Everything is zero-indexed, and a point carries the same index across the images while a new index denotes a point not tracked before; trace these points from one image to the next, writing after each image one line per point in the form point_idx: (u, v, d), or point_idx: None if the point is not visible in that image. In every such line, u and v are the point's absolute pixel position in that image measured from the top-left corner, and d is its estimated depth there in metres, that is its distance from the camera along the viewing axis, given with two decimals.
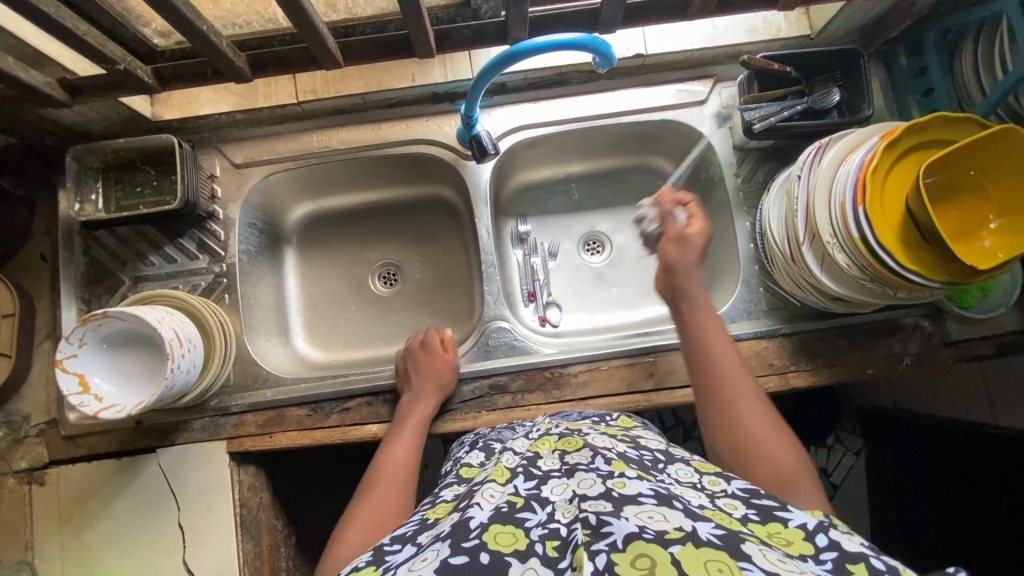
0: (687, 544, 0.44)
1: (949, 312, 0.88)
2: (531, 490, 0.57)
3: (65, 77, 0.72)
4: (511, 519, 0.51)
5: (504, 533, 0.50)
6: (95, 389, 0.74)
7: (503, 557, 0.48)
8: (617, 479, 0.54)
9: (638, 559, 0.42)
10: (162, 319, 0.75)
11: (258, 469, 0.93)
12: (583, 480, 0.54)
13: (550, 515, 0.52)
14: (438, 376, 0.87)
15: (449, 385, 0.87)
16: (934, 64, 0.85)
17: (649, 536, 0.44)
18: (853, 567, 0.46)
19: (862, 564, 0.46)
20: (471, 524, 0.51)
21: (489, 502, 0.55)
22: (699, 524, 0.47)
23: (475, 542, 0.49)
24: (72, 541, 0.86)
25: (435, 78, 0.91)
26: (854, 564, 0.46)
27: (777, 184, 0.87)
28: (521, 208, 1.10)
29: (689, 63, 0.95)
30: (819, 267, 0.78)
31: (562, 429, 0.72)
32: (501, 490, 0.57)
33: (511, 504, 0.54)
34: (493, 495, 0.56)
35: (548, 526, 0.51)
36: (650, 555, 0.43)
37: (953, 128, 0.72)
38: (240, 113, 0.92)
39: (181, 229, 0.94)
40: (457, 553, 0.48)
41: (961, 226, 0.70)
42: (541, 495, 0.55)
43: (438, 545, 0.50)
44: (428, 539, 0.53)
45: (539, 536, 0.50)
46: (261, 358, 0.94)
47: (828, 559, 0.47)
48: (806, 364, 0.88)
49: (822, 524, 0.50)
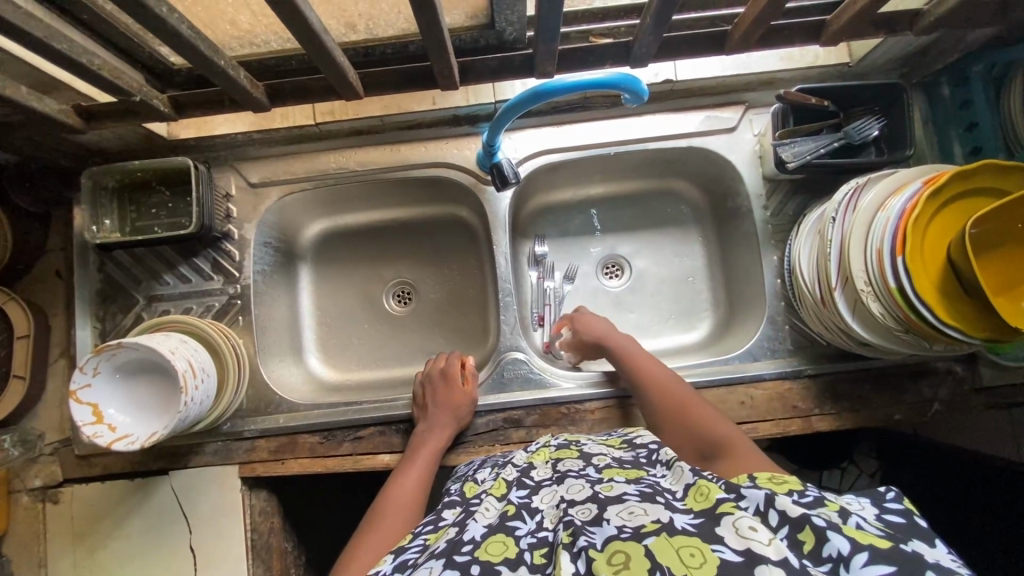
0: (662, 534, 0.47)
1: (982, 357, 0.85)
2: (523, 499, 0.60)
3: (80, 105, 0.70)
4: (504, 529, 0.54)
5: (495, 543, 0.53)
6: (109, 419, 0.73)
7: (494, 566, 0.50)
8: (604, 484, 0.57)
9: (615, 556, 0.45)
10: (177, 349, 0.75)
11: (270, 493, 0.92)
12: (572, 486, 0.58)
13: (540, 524, 0.55)
14: (456, 403, 0.85)
15: (465, 416, 0.86)
16: (980, 99, 0.81)
17: (626, 535, 0.47)
18: (803, 535, 0.46)
19: (808, 528, 0.46)
20: (464, 540, 0.54)
21: (484, 519, 0.57)
22: (676, 515, 0.50)
23: (468, 556, 0.51)
24: (84, 561, 0.86)
25: (457, 102, 0.89)
26: (803, 532, 0.46)
27: (809, 222, 0.84)
28: (539, 229, 1.07)
29: (719, 88, 0.92)
30: (851, 313, 0.75)
31: (561, 441, 0.75)
32: (497, 503, 0.60)
33: (503, 514, 0.57)
34: (488, 510, 0.59)
35: (537, 535, 0.53)
36: (626, 551, 0.45)
37: (1002, 177, 0.69)
38: (256, 133, 0.91)
39: (195, 249, 0.93)
40: (451, 568, 0.50)
41: (1006, 280, 0.67)
42: (533, 504, 0.59)
43: (432, 563, 0.51)
44: (422, 558, 0.54)
45: (528, 545, 0.52)
46: (274, 381, 0.94)
47: (781, 536, 0.46)
48: (831, 407, 0.86)
49: (770, 497, 0.49)
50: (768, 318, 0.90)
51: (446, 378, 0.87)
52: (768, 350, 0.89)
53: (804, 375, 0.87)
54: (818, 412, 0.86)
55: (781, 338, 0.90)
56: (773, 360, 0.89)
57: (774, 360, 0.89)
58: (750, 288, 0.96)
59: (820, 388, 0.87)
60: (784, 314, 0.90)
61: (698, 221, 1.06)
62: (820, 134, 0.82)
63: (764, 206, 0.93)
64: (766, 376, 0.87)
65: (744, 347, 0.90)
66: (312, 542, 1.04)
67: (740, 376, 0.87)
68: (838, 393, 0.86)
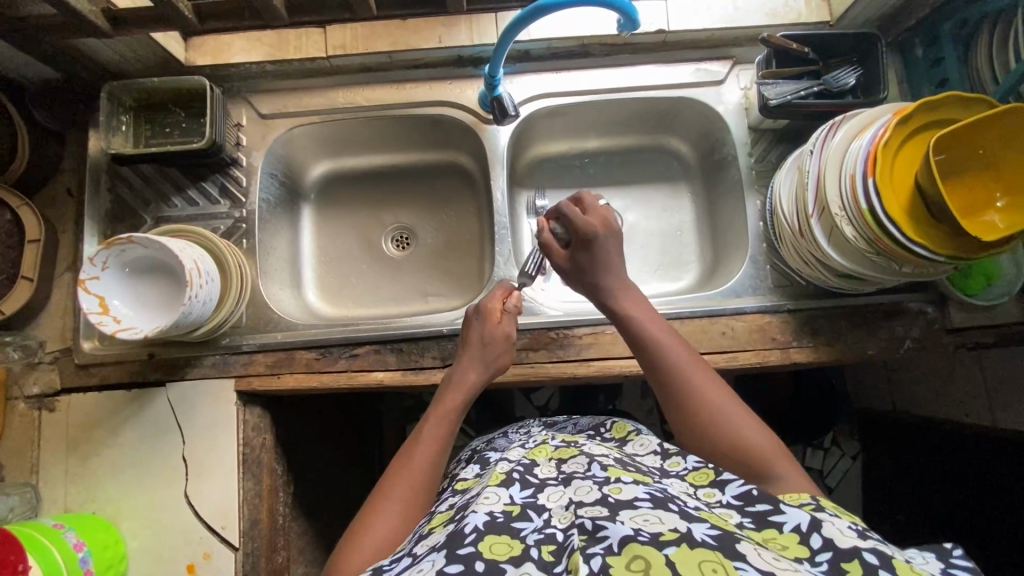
0: (682, 545, 0.47)
1: (952, 299, 0.90)
2: (528, 497, 0.60)
3: (107, 8, 0.77)
4: (508, 529, 0.54)
5: (498, 543, 0.52)
6: (114, 311, 0.77)
7: (499, 565, 0.50)
8: (613, 485, 0.57)
9: (633, 561, 0.46)
10: (184, 249, 0.77)
11: (264, 412, 0.94)
12: (579, 488, 0.58)
13: (547, 521, 0.55)
14: (494, 353, 0.80)
15: (497, 362, 0.80)
16: (950, 54, 0.88)
17: (643, 539, 0.47)
18: (848, 566, 0.49)
19: (856, 561, 0.49)
20: (466, 530, 0.53)
21: (485, 507, 0.57)
22: (694, 525, 0.50)
23: (472, 549, 0.51)
24: (76, 468, 0.88)
25: (462, 41, 0.94)
26: (849, 561, 0.49)
27: (789, 161, 0.89)
28: (537, 180, 1.12)
29: (708, 42, 0.98)
30: (827, 240, 0.80)
31: (558, 439, 0.74)
32: (499, 493, 0.60)
33: (507, 513, 0.56)
34: (489, 498, 0.59)
35: (544, 531, 0.54)
36: (644, 556, 0.46)
37: (963, 111, 0.74)
38: (271, 64, 0.95)
39: (204, 174, 0.96)
40: (453, 562, 0.50)
41: (970, 202, 0.72)
42: (538, 502, 0.59)
43: (433, 556, 0.52)
44: (422, 551, 0.55)
45: (534, 541, 0.52)
46: (272, 303, 0.96)
47: (823, 560, 0.50)
48: (809, 340, 0.90)
49: (815, 523, 0.53)
50: (751, 258, 0.95)
51: (493, 330, 0.81)
52: (750, 287, 0.93)
53: (784, 310, 0.91)
54: (797, 344, 0.90)
55: (763, 277, 0.94)
56: (755, 297, 0.93)
57: (756, 297, 0.93)
58: (733, 234, 1.01)
59: (800, 323, 0.91)
60: (766, 254, 0.94)
61: (688, 178, 1.11)
62: (801, 80, 0.88)
63: (749, 153, 0.98)
64: (748, 310, 0.91)
65: (727, 285, 0.94)
66: (306, 474, 1.06)
67: (721, 309, 0.91)
68: (816, 328, 0.90)
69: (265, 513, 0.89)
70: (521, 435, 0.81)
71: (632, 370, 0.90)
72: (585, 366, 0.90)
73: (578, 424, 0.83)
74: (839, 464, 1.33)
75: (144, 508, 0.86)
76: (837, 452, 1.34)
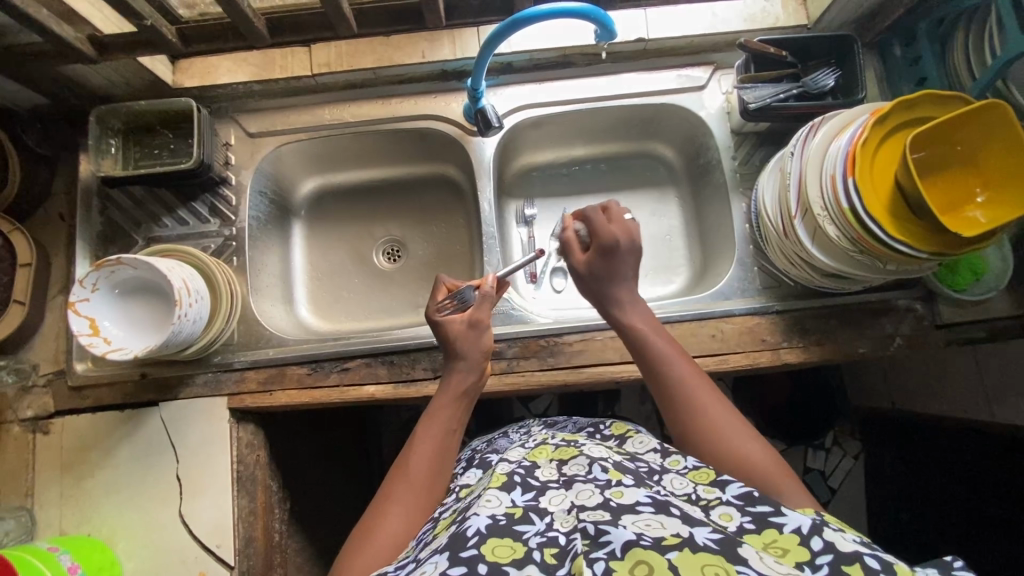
0: (684, 549, 0.47)
1: (941, 295, 0.90)
2: (529, 501, 0.59)
3: (95, 35, 0.79)
4: (510, 533, 0.53)
5: (501, 546, 0.52)
6: (105, 332, 0.78)
7: (501, 567, 0.49)
8: (614, 489, 0.57)
9: (637, 565, 0.45)
10: (173, 268, 0.78)
11: (257, 428, 0.94)
12: (580, 492, 0.57)
13: (549, 525, 0.55)
14: (468, 348, 0.78)
15: (476, 353, 0.78)
16: (927, 52, 0.89)
17: (646, 544, 0.47)
18: (849, 569, 0.48)
19: (857, 564, 0.48)
20: (469, 532, 0.53)
21: (486, 511, 0.56)
22: (696, 529, 0.50)
23: (474, 552, 0.50)
24: (71, 490, 0.88)
25: (445, 55, 0.95)
26: (850, 565, 0.48)
27: (771, 163, 0.89)
28: (525, 190, 1.13)
29: (688, 49, 0.99)
30: (812, 240, 0.80)
31: (558, 439, 0.74)
32: (501, 497, 0.59)
33: (509, 516, 0.56)
34: (490, 502, 0.58)
35: (546, 534, 0.53)
36: (647, 560, 0.45)
37: (939, 108, 0.74)
38: (257, 84, 0.96)
39: (194, 194, 0.97)
40: (455, 564, 0.50)
41: (949, 200, 0.73)
42: (540, 506, 0.58)
43: (437, 557, 0.52)
44: (425, 553, 0.54)
45: (538, 544, 0.52)
46: (264, 319, 0.96)
47: (824, 563, 0.49)
48: (799, 341, 0.90)
49: (817, 526, 0.52)
50: (738, 260, 0.95)
51: (457, 327, 0.79)
52: (739, 289, 0.94)
53: (772, 310, 0.92)
54: (787, 345, 0.90)
55: (751, 279, 0.94)
56: (744, 299, 0.93)
57: (745, 299, 0.93)
58: (722, 236, 1.01)
59: (790, 323, 0.91)
60: (753, 256, 0.95)
61: (675, 182, 1.12)
62: (778, 84, 0.89)
63: (733, 156, 0.98)
64: (738, 312, 0.92)
65: (716, 287, 0.95)
66: (301, 490, 1.05)
67: (710, 312, 0.91)
68: (807, 328, 0.90)
69: (260, 532, 0.89)
70: (521, 435, 0.81)
71: (624, 376, 0.90)
72: (576, 373, 0.90)
73: (578, 422, 0.84)
74: (841, 465, 1.31)
75: (140, 528, 0.86)
76: (839, 451, 1.32)
